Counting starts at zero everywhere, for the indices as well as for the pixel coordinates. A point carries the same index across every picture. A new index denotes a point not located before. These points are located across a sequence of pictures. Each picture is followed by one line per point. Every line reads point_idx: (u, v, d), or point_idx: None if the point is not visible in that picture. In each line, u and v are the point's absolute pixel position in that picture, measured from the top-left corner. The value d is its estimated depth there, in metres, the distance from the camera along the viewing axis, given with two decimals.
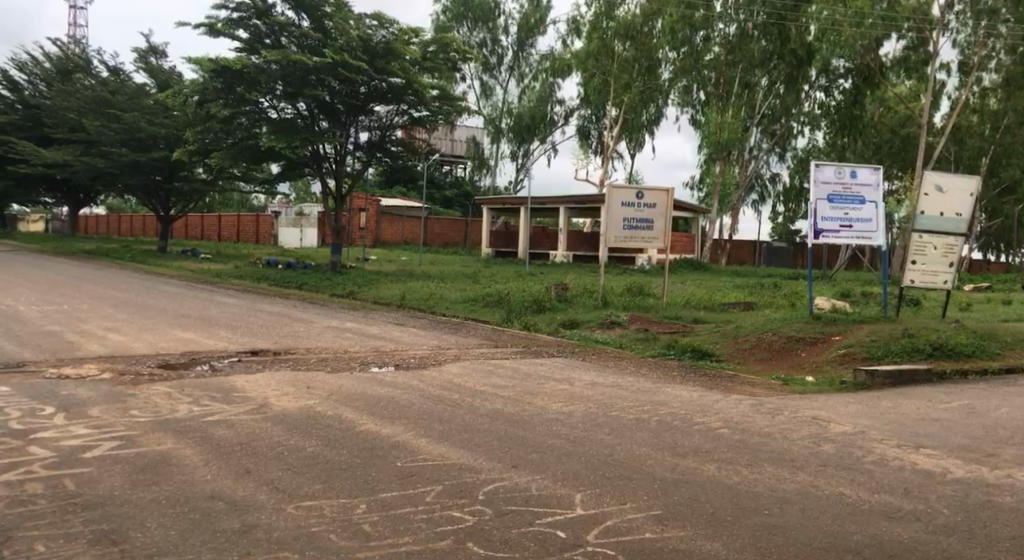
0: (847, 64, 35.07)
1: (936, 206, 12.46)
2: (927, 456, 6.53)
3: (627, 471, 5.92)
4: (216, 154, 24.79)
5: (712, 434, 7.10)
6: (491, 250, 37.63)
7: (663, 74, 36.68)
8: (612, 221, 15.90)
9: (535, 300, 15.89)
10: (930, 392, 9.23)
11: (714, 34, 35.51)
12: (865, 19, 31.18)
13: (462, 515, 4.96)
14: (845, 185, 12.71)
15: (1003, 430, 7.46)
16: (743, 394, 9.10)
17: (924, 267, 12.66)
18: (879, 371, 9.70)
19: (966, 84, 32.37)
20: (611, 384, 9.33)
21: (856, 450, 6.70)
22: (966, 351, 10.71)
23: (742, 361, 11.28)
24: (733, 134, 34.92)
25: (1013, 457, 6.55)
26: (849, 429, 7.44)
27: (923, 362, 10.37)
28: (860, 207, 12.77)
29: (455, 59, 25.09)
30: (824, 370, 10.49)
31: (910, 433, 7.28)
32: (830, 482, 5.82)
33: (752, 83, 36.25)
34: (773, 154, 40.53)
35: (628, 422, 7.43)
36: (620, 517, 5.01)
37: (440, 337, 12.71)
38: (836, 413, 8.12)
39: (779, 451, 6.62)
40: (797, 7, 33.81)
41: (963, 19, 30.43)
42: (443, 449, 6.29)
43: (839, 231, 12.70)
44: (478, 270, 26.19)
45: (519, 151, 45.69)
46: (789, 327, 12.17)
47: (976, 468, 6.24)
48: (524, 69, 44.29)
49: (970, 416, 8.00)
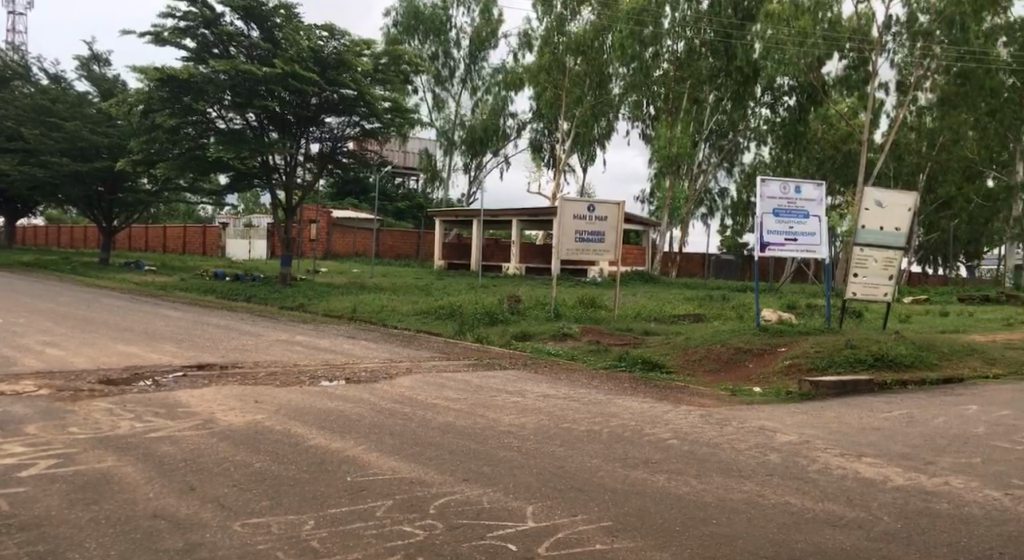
0: (792, 82, 35.87)
1: (875, 220, 12.82)
2: (869, 465, 6.68)
3: (577, 483, 5.94)
4: (162, 164, 24.24)
5: (663, 445, 7.16)
6: (443, 263, 37.50)
7: (614, 89, 37.60)
8: (565, 233, 15.96)
9: (488, 312, 15.90)
10: (873, 402, 9.45)
11: (663, 50, 35.93)
12: (807, 38, 31.77)
13: (412, 530, 4.92)
14: (790, 200, 12.99)
15: (941, 438, 7.67)
16: (693, 406, 9.20)
17: (865, 280, 12.96)
18: (823, 382, 9.91)
19: (905, 103, 33.44)
20: (563, 396, 9.35)
21: (802, 459, 6.82)
22: (907, 362, 11.03)
23: (692, 371, 11.45)
24: (682, 149, 35.27)
25: (950, 465, 6.74)
26: (794, 438, 7.58)
27: (865, 372, 10.65)
28: (804, 221, 13.06)
29: (408, 71, 25.05)
30: (771, 380, 10.69)
31: (853, 442, 7.44)
32: (777, 493, 5.90)
33: (700, 99, 36.58)
34: (721, 168, 41.64)
35: (581, 434, 7.45)
36: (571, 529, 5.02)
37: (391, 350, 12.60)
38: (783, 423, 8.25)
39: (728, 461, 6.71)
40: (743, 26, 34.73)
41: (900, 41, 31.43)
42: (393, 463, 6.23)
43: (784, 245, 12.96)
44: (430, 283, 25.92)
45: (472, 164, 45.96)
46: (738, 339, 12.40)
47: (916, 476, 6.41)
48: (476, 82, 44.40)
49: (909, 425, 8.22)
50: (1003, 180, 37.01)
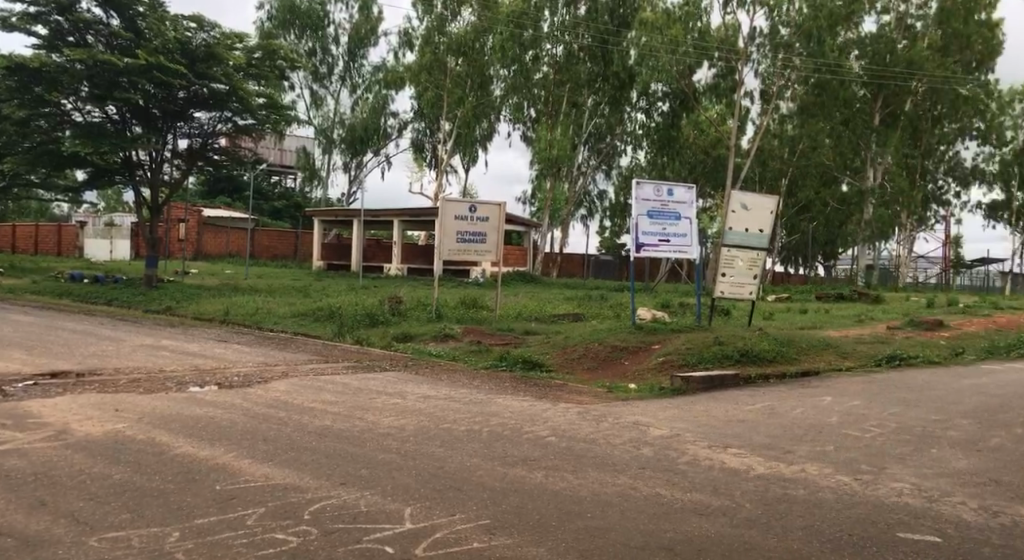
0: (665, 88, 37.22)
1: (741, 222, 13.41)
2: (734, 455, 7.00)
3: (456, 482, 5.95)
4: (12, 158, 22.65)
5: (541, 443, 7.27)
6: (322, 263, 36.73)
7: (495, 90, 37.91)
8: (446, 234, 15.94)
9: (368, 313, 15.68)
10: (738, 396, 9.92)
11: (543, 54, 36.58)
12: (679, 47, 33.02)
13: (285, 537, 4.80)
14: (663, 202, 13.43)
15: (799, 428, 8.13)
16: (571, 403, 9.38)
17: (732, 279, 13.58)
18: (693, 377, 10.32)
19: (768, 111, 35.26)
20: (443, 397, 9.34)
21: (672, 452, 7.08)
22: (770, 357, 11.63)
23: (571, 370, 11.67)
24: (563, 152, 35.80)
25: (806, 453, 7.15)
26: (666, 432, 7.86)
27: (732, 367, 11.15)
28: (676, 222, 13.54)
29: (284, 67, 24.40)
30: (645, 377, 11.05)
31: (720, 434, 7.77)
32: (648, 485, 6.09)
33: (580, 102, 37.59)
34: (600, 171, 42.70)
35: (460, 434, 7.46)
36: (448, 529, 5.02)
37: (266, 353, 12.24)
38: (655, 418, 8.53)
39: (602, 456, 6.88)
40: (619, 32, 35.73)
41: (764, 52, 32.90)
42: (266, 470, 6.05)
43: (658, 246, 13.41)
44: (309, 285, 25.33)
45: (352, 163, 45.27)
46: (615, 337, 12.74)
47: (776, 464, 6.76)
48: (356, 79, 43.80)
49: (771, 416, 8.68)
50: (856, 186, 39.50)
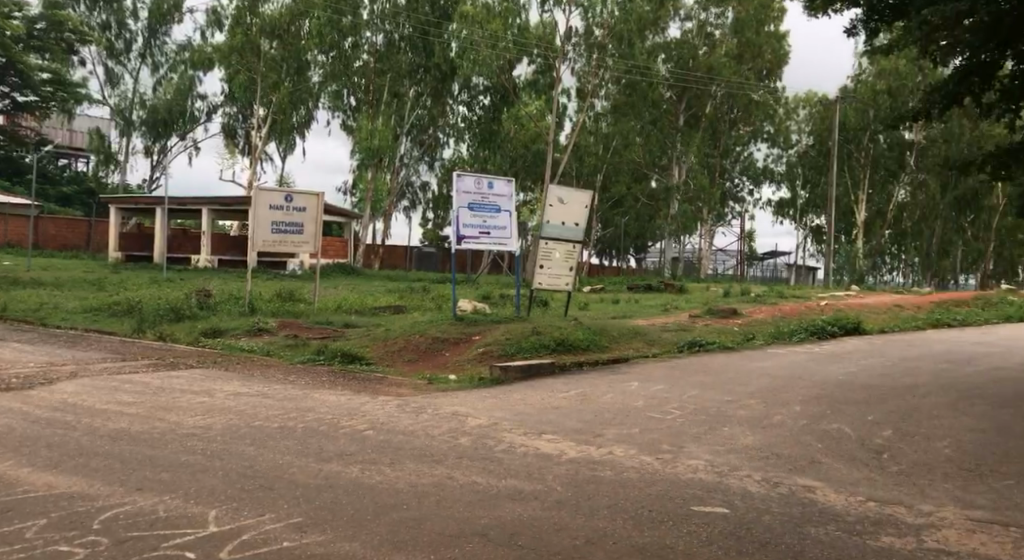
0: (486, 83, 37.80)
1: (558, 215, 13.87)
2: (548, 441, 7.21)
3: (266, 482, 5.74)
4: None
5: (357, 437, 7.15)
6: (121, 254, 34.21)
7: (312, 77, 36.85)
8: (259, 225, 15.33)
9: (174, 307, 14.76)
10: (553, 383, 10.25)
11: (363, 42, 36.03)
12: (499, 42, 33.54)
13: (72, 549, 4.42)
14: (483, 195, 13.61)
15: (608, 413, 8.52)
16: (389, 396, 9.30)
17: (549, 271, 13.94)
18: (511, 366, 10.54)
19: (584, 108, 36.59)
20: (255, 394, 8.97)
21: (489, 440, 7.19)
22: (583, 345, 12.08)
23: (390, 362, 11.56)
24: (384, 142, 35.34)
25: (615, 436, 7.50)
26: (483, 421, 7.96)
27: (548, 356, 11.48)
28: (496, 215, 13.74)
29: (72, 40, 22.52)
30: (464, 367, 11.15)
31: (535, 421, 7.99)
32: (464, 474, 6.15)
33: (400, 92, 37.29)
34: (422, 163, 42.65)
35: (271, 432, 7.19)
36: (256, 529, 4.82)
37: (53, 352, 11.21)
38: (473, 408, 8.64)
39: (419, 447, 6.88)
40: (440, 24, 35.79)
41: (580, 52, 33.90)
42: (52, 479, 5.55)
43: (478, 238, 13.54)
44: (105, 277, 23.49)
45: (155, 147, 42.48)
46: (434, 328, 12.76)
47: (587, 448, 7.04)
48: (158, 58, 41.19)
49: (584, 403, 9.02)
50: (663, 182, 41.57)
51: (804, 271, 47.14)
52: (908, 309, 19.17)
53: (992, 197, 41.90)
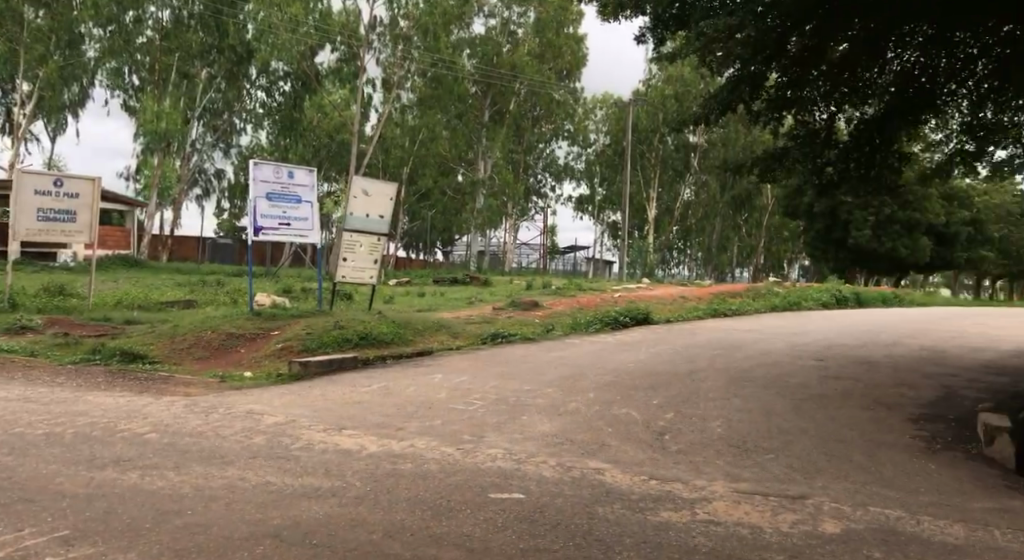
0: (285, 68, 36.67)
1: (363, 208, 13.61)
2: (347, 437, 7.11)
3: (29, 494, 5.23)
4: None
5: (139, 441, 6.68)
6: None
7: (87, 52, 33.93)
8: (21, 212, 14.02)
9: None
10: (355, 378, 10.09)
11: (147, 16, 33.88)
12: (299, 26, 32.65)
13: None
14: (283, 184, 13.13)
15: (409, 405, 8.52)
16: (178, 395, 8.77)
17: (353, 264, 13.74)
18: (311, 362, 10.27)
19: (388, 99, 36.27)
20: (20, 398, 8.14)
21: (285, 438, 6.96)
22: (387, 339, 11.98)
23: (180, 361, 10.91)
24: (171, 125, 33.22)
25: (416, 428, 7.52)
26: (280, 419, 7.70)
27: (351, 350, 11.29)
28: (296, 206, 13.30)
29: None
30: (262, 364, 10.74)
31: (334, 417, 7.84)
32: (257, 474, 5.93)
33: (191, 73, 35.37)
34: (217, 150, 40.57)
35: (38, 439, 6.56)
36: (15, 547, 4.38)
37: None
38: (270, 405, 8.34)
39: (209, 449, 6.54)
40: (234, 4, 34.19)
41: (384, 41, 33.31)
42: None
43: (277, 229, 13.07)
44: None
45: None
46: (229, 324, 12.19)
47: (387, 441, 7.00)
48: None
49: (386, 396, 8.97)
50: (468, 176, 41.97)
51: (601, 264, 49.48)
52: (692, 300, 20.64)
53: (764, 197, 46.01)
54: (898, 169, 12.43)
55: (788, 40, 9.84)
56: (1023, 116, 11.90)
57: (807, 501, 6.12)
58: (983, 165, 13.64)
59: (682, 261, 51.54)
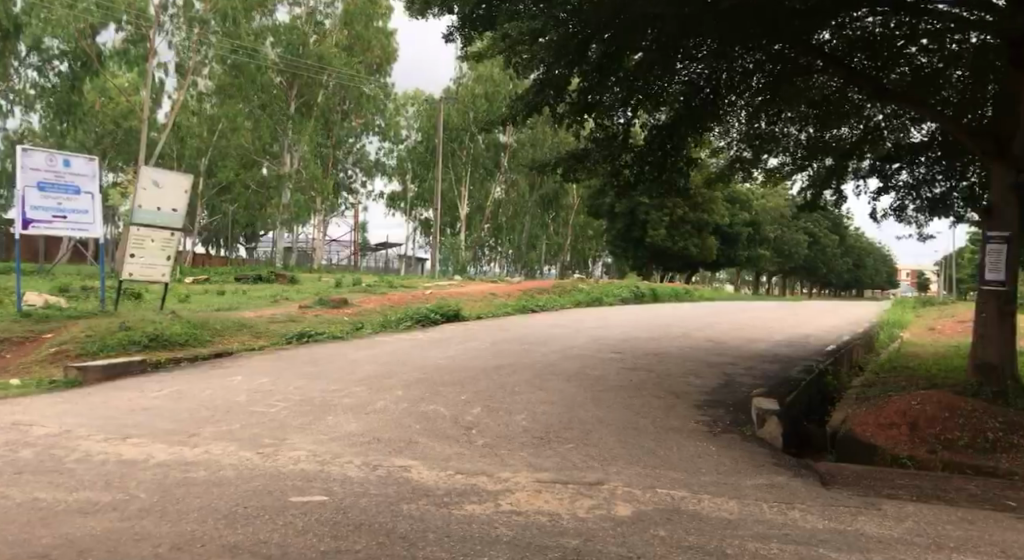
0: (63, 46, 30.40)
1: (153, 201, 12.76)
2: (132, 445, 6.63)
3: None
4: None
5: None
6: None
7: None
8: None
9: None
10: (142, 383, 9.43)
11: None
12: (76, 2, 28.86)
13: None
14: (56, 173, 12.03)
15: (204, 410, 8.07)
16: None
17: (142, 261, 12.79)
18: (92, 367, 9.47)
19: (183, 86, 34.03)
20: None
21: (58, 451, 6.38)
22: (180, 340, 11.28)
23: None
24: None
25: (211, 434, 7.14)
26: (53, 430, 7.05)
27: (138, 353, 10.52)
28: (75, 197, 12.20)
29: None
30: (33, 371, 9.77)
31: (117, 425, 7.28)
32: (23, 491, 5.39)
33: None
34: None
35: None
36: None
37: None
38: (42, 416, 7.60)
39: None
40: None
41: (176, 22, 31.43)
42: None
43: (52, 222, 11.95)
44: None
45: None
46: None
47: (178, 449, 6.60)
48: None
49: (178, 401, 8.45)
50: (273, 170, 40.22)
51: (412, 261, 49.32)
52: (500, 297, 21.03)
53: (570, 197, 47.70)
54: (687, 173, 13.29)
55: (588, 47, 10.26)
56: (791, 127, 13.11)
57: (602, 486, 6.42)
58: (760, 171, 14.88)
59: (492, 258, 52.46)
